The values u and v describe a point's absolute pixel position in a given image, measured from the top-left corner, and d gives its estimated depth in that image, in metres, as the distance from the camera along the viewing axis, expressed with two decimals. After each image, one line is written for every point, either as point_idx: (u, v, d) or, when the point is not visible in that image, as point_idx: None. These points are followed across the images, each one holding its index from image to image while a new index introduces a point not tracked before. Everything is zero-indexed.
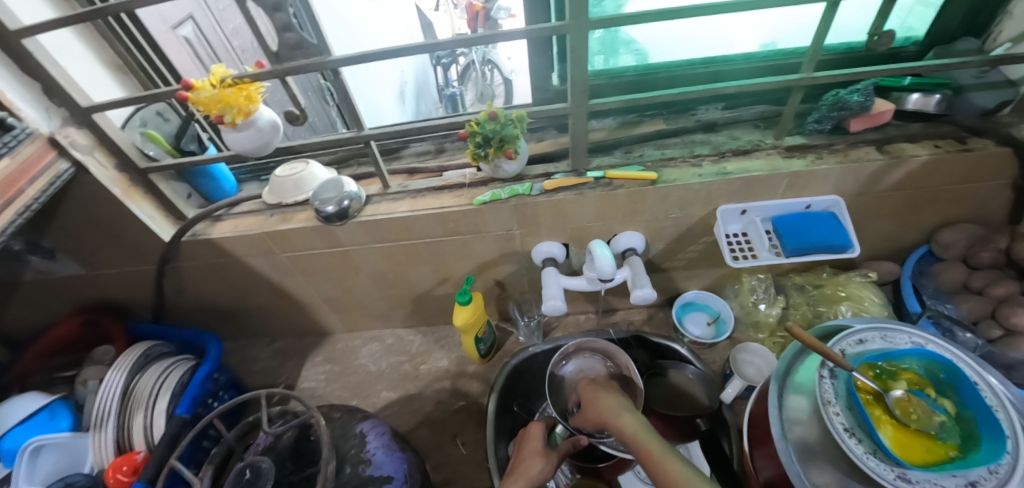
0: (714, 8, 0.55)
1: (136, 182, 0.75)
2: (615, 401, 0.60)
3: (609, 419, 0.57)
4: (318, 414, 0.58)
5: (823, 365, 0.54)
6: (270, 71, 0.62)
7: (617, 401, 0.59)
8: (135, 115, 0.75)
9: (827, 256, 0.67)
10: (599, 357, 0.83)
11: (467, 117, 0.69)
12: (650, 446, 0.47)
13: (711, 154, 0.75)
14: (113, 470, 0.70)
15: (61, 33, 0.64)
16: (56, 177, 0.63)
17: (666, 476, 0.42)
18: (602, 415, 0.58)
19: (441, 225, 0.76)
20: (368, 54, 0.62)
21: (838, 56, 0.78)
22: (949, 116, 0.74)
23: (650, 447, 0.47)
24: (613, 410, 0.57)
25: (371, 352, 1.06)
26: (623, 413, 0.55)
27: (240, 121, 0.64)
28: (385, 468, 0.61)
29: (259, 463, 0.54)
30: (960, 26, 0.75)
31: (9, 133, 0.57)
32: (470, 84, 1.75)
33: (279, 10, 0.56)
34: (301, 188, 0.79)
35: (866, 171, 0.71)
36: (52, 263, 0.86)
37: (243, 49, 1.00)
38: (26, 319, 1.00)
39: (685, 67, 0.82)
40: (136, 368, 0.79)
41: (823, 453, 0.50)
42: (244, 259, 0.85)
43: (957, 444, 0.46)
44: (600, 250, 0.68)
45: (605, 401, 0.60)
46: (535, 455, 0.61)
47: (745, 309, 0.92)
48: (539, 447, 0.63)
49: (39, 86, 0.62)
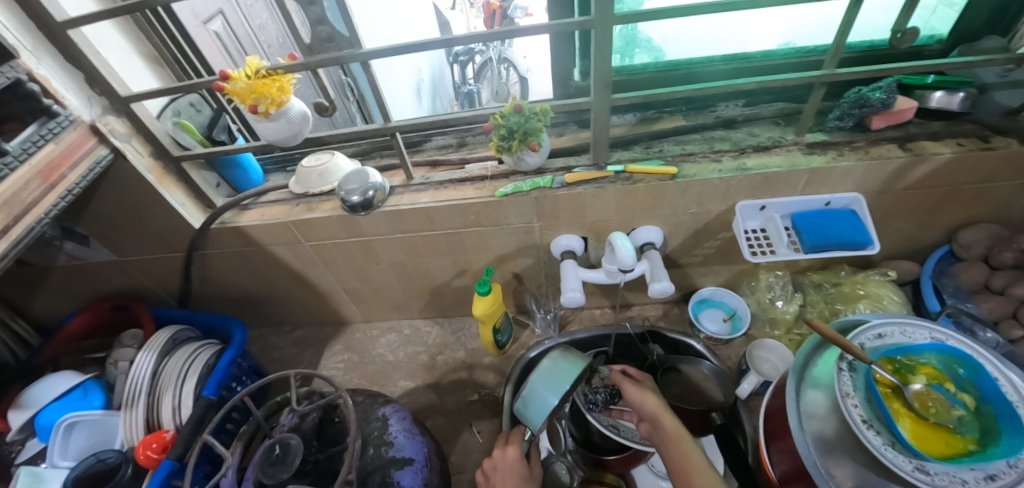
0: (699, 9, 0.56)
1: (169, 170, 0.78)
2: (661, 401, 0.63)
3: (652, 415, 0.61)
4: (344, 395, 0.60)
5: (842, 358, 0.55)
6: (302, 63, 0.63)
7: (662, 401, 0.63)
8: (169, 106, 0.77)
9: (846, 252, 0.67)
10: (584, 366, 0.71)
11: (491, 110, 0.70)
12: (690, 458, 0.53)
13: (731, 150, 0.76)
14: (144, 447, 0.72)
15: (102, 26, 0.67)
16: (95, 163, 0.65)
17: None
18: (645, 413, 0.62)
19: (462, 216, 0.77)
20: (394, 48, 0.61)
21: (860, 54, 0.78)
22: (970, 115, 0.74)
23: (692, 460, 0.52)
24: (658, 410, 0.61)
25: (388, 343, 1.08)
26: (667, 415, 0.60)
27: (273, 111, 0.66)
28: (407, 451, 0.62)
29: (288, 439, 0.55)
30: (984, 24, 0.74)
31: (54, 120, 0.60)
32: (485, 83, 1.80)
33: (314, 3, 0.58)
34: (326, 179, 0.81)
35: (887, 168, 0.71)
36: (85, 249, 0.89)
37: (268, 44, 1.04)
38: (57, 304, 1.04)
39: (705, 64, 0.82)
40: (165, 351, 0.82)
41: (842, 445, 0.50)
42: (268, 247, 0.87)
43: (975, 438, 0.47)
44: (621, 241, 0.69)
45: (651, 397, 0.64)
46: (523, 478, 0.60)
47: (762, 305, 0.92)
48: (522, 474, 0.60)
49: (82, 76, 0.64)
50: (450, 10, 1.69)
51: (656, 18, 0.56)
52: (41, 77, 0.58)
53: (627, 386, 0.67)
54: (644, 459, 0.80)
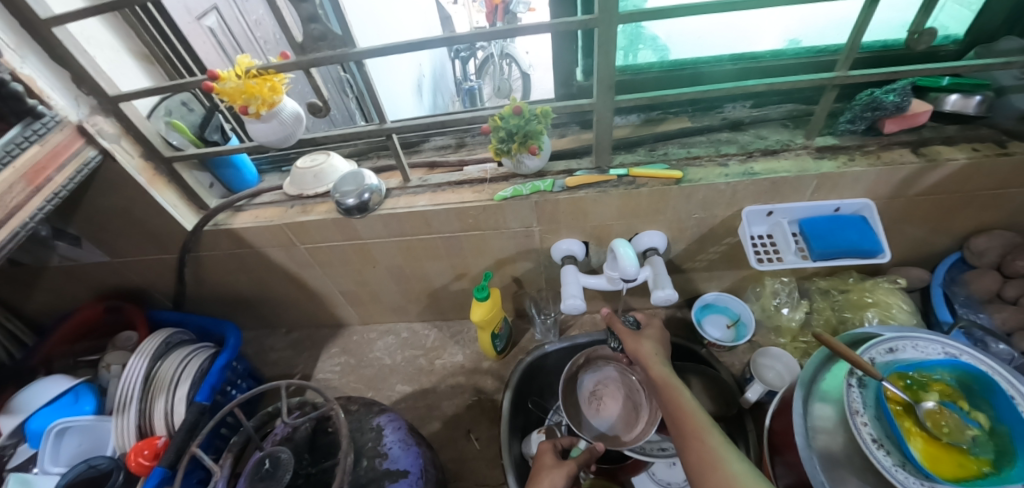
0: (719, 7, 0.53)
1: (160, 171, 0.76)
2: (656, 350, 0.66)
3: (644, 363, 0.64)
4: (336, 406, 0.59)
5: (852, 373, 0.51)
6: (294, 62, 0.60)
7: (656, 350, 0.66)
8: (160, 105, 0.74)
9: (856, 261, 0.64)
10: (609, 366, 0.84)
11: (489, 111, 0.67)
12: (682, 403, 0.53)
13: (738, 153, 0.74)
14: (135, 454, 0.72)
15: (90, 23, 0.64)
16: (83, 165, 0.63)
17: (695, 432, 0.48)
18: (637, 360, 0.66)
19: (460, 220, 0.75)
20: (386, 47, 0.57)
21: (873, 54, 0.76)
22: (987, 118, 0.71)
23: (681, 404, 0.53)
24: (650, 359, 0.64)
25: (386, 346, 1.07)
26: (659, 365, 0.62)
27: (264, 112, 0.64)
28: (401, 462, 0.61)
29: (279, 454, 0.56)
30: (1004, 24, 0.71)
31: (40, 121, 0.58)
32: (487, 78, 1.81)
33: (305, 0, 0.55)
34: (321, 180, 0.79)
35: (900, 174, 0.68)
36: (77, 249, 0.87)
37: (265, 41, 1.03)
38: (52, 303, 1.03)
39: (712, 64, 0.80)
40: (157, 355, 0.81)
41: (849, 464, 0.47)
42: (264, 250, 0.85)
43: (989, 460, 0.43)
44: (623, 249, 0.67)
45: (646, 346, 0.66)
46: (551, 468, 0.61)
47: (766, 312, 0.90)
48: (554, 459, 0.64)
49: (69, 75, 0.62)
50: (452, 5, 1.71)
51: (675, 15, 0.53)
52: (24, 77, 0.56)
53: (623, 335, 0.70)
54: (644, 467, 0.80)
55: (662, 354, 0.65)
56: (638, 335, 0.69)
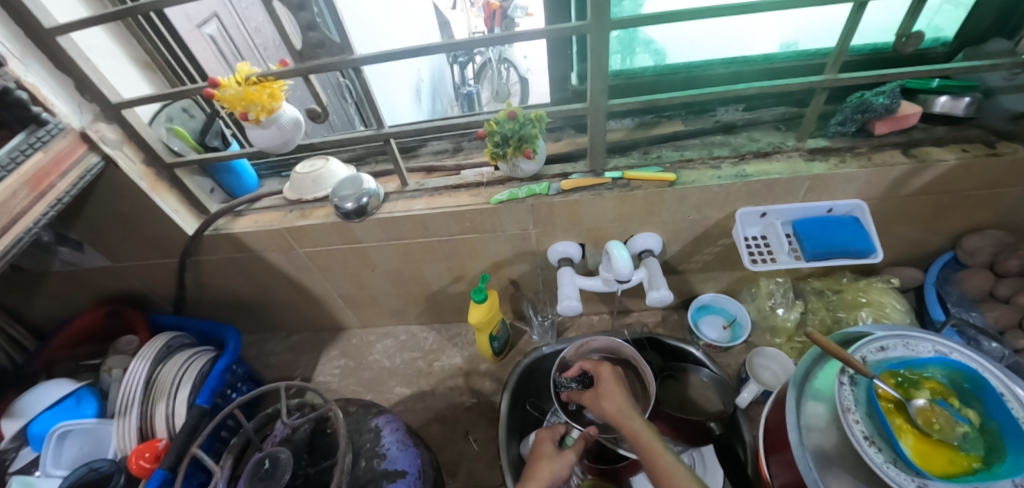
0: (713, 11, 0.53)
1: (162, 177, 0.77)
2: (619, 400, 0.63)
3: (613, 422, 0.61)
4: (334, 407, 0.60)
5: (844, 371, 0.51)
6: (293, 69, 0.61)
7: (619, 402, 0.62)
8: (161, 111, 0.76)
9: (848, 261, 0.65)
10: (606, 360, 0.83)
11: (485, 116, 0.68)
12: (659, 460, 0.52)
13: (730, 156, 0.75)
14: (136, 456, 0.73)
15: (94, 31, 0.65)
16: (86, 171, 0.64)
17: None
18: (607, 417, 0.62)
19: (458, 223, 0.76)
20: (387, 53, 0.58)
21: (863, 57, 0.77)
22: (977, 119, 0.72)
23: (658, 459, 0.52)
24: (619, 416, 0.60)
25: (385, 348, 1.08)
26: (628, 419, 0.59)
27: (264, 118, 0.64)
28: (399, 463, 0.62)
29: (278, 454, 0.57)
30: (993, 26, 0.72)
31: (43, 128, 0.59)
32: (485, 83, 1.83)
33: (303, 9, 0.55)
34: (320, 185, 0.80)
35: (890, 174, 0.69)
36: (79, 255, 0.88)
37: (265, 47, 1.04)
38: (54, 308, 1.04)
39: (705, 68, 0.81)
40: (158, 359, 0.82)
41: (842, 462, 0.47)
42: (263, 254, 0.86)
43: (980, 456, 0.43)
44: (617, 251, 0.68)
45: (609, 401, 0.63)
46: (551, 457, 0.63)
47: (762, 313, 0.91)
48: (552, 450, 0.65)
49: (72, 82, 0.63)
50: (450, 10, 1.72)
51: (669, 21, 0.54)
52: (28, 85, 0.58)
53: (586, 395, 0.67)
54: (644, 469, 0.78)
55: (626, 405, 0.62)
56: (598, 389, 0.66)
